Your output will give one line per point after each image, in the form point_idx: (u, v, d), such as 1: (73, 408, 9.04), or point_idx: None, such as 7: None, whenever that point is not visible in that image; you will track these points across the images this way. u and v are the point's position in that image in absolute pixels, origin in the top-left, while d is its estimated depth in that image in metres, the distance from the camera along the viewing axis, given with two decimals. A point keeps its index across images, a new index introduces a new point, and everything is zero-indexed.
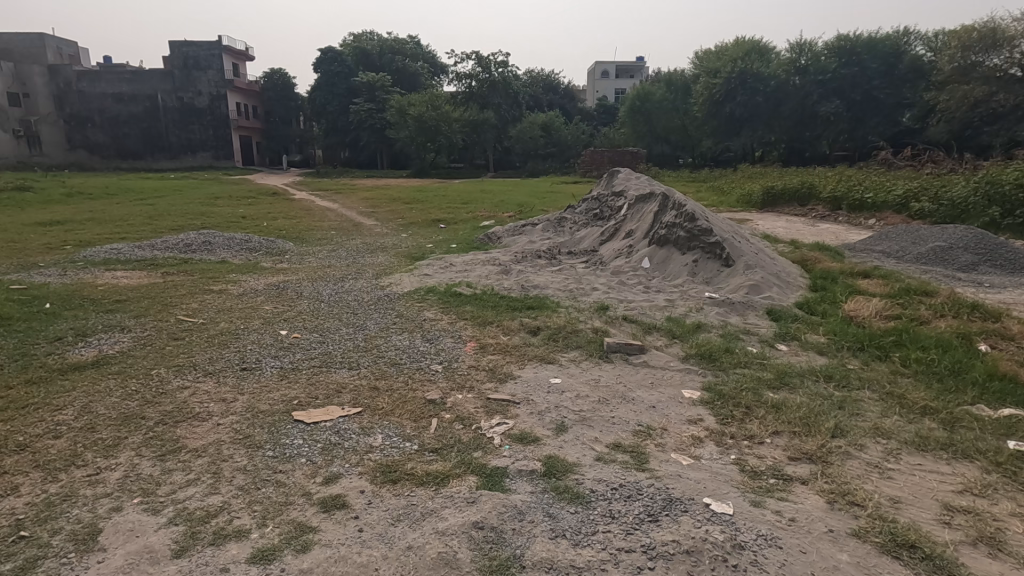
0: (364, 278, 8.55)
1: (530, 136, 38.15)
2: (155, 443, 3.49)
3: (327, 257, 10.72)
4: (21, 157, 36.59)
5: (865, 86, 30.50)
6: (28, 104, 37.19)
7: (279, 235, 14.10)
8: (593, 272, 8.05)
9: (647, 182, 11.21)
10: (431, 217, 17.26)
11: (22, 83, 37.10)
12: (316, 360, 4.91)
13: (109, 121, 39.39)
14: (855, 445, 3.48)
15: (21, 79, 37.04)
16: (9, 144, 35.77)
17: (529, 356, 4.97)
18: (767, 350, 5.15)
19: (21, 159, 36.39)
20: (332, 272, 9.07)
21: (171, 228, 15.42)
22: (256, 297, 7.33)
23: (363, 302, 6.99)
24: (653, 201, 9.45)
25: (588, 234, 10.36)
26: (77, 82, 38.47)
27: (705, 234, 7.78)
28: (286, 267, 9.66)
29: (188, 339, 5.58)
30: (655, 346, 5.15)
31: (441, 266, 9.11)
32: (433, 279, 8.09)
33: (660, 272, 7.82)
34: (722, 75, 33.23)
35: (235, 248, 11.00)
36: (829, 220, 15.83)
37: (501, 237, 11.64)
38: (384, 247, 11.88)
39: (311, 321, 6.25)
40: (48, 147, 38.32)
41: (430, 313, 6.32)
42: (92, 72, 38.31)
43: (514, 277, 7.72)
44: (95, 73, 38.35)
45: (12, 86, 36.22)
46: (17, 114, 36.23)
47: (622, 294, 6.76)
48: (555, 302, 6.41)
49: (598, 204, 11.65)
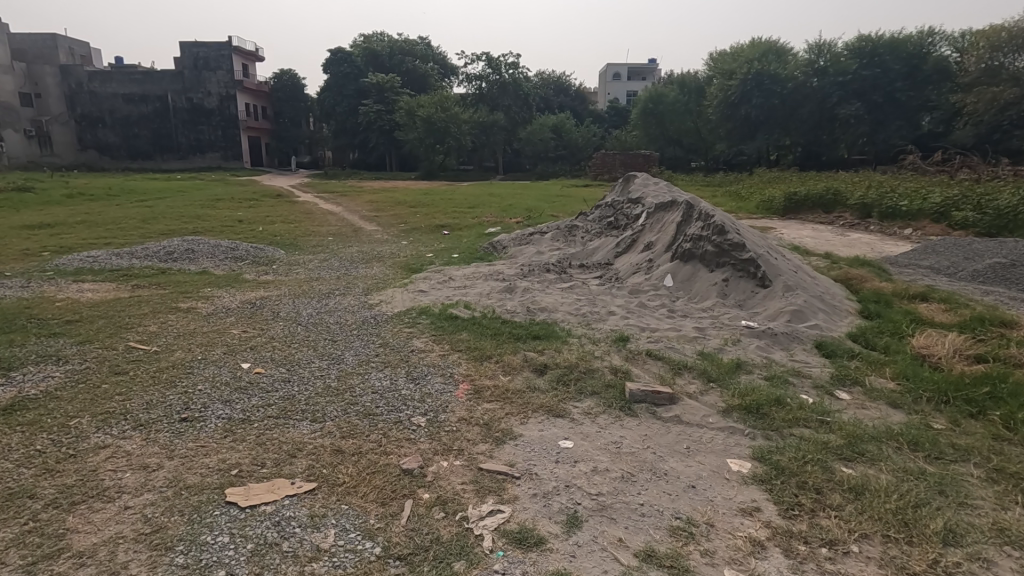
0: (353, 294, 7.69)
1: (539, 138, 37.33)
2: (30, 543, 2.65)
3: (318, 267, 9.90)
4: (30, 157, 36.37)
5: (887, 88, 29.27)
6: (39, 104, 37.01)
7: (271, 242, 13.28)
8: (607, 290, 7.16)
9: (667, 189, 10.26)
10: (435, 223, 16.42)
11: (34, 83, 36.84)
12: (274, 409, 4.03)
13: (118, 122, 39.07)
14: (979, 563, 2.53)
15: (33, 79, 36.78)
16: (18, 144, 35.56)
17: (535, 405, 4.06)
18: (826, 399, 4.19)
19: (32, 159, 36.05)
20: (319, 287, 8.20)
21: (162, 233, 14.67)
22: (227, 318, 6.47)
23: (347, 326, 6.12)
24: (675, 210, 8.54)
25: (602, 245, 9.47)
26: (89, 82, 38.18)
27: (737, 249, 6.84)
28: (272, 279, 8.81)
29: (131, 376, 4.73)
30: (687, 394, 4.22)
31: (439, 281, 8.25)
32: (428, 297, 7.22)
33: (683, 292, 6.91)
34: (738, 76, 32.36)
35: (220, 257, 10.21)
36: (858, 229, 14.80)
37: (508, 246, 10.77)
38: (381, 257, 11.03)
39: (281, 350, 5.39)
40: (59, 147, 37.98)
41: (420, 341, 5.44)
42: (103, 73, 38.00)
43: (517, 296, 6.82)
44: (106, 73, 38.03)
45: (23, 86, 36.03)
46: (29, 114, 35.93)
47: (643, 320, 5.83)
48: (565, 329, 5.50)
49: (613, 212, 10.72)
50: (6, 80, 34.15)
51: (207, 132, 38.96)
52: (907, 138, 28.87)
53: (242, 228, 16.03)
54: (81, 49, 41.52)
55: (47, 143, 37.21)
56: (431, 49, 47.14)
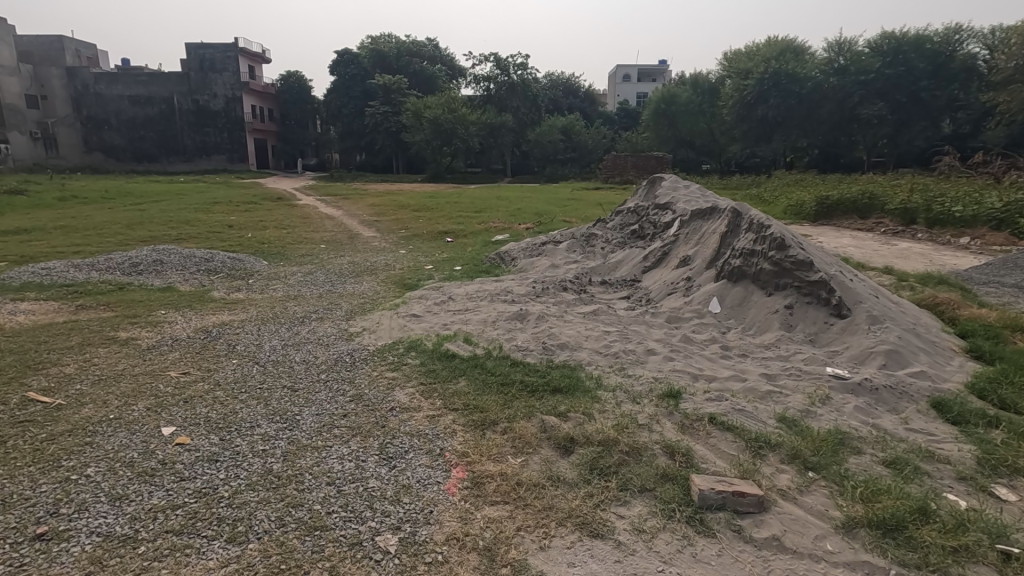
0: (336, 318, 6.46)
1: (549, 139, 36.04)
2: None
3: (300, 282, 8.69)
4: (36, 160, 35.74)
5: (912, 87, 27.52)
6: (45, 107, 36.43)
7: (255, 251, 12.08)
8: (640, 316, 5.90)
9: (701, 194, 8.92)
10: (438, 228, 15.20)
11: (40, 85, 36.15)
12: (178, 520, 2.75)
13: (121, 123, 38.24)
14: None
15: (39, 80, 36.12)
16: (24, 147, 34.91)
17: (560, 513, 2.76)
18: (991, 506, 2.84)
19: (37, 161, 35.36)
20: (295, 309, 6.93)
21: (141, 240, 13.52)
22: (169, 354, 5.17)
23: (314, 367, 4.84)
24: (714, 217, 7.26)
25: (628, 257, 8.22)
26: (95, 84, 37.32)
27: (803, 268, 5.53)
28: (245, 299, 7.55)
29: (3, 450, 3.44)
30: (783, 493, 2.90)
31: (437, 301, 7.00)
32: (422, 324, 5.95)
33: (734, 320, 5.65)
34: (754, 76, 30.94)
35: (190, 270, 9.00)
36: (904, 237, 13.40)
37: (518, 257, 9.49)
38: (374, 268, 9.79)
39: (226, 406, 4.12)
40: (64, 149, 37.29)
41: (405, 395, 4.17)
42: (109, 74, 37.09)
43: (530, 323, 5.56)
44: (111, 74, 37.17)
45: (29, 87, 35.41)
46: (34, 116, 35.31)
47: (694, 365, 4.54)
48: (596, 379, 4.24)
49: (638, 218, 9.42)
50: (11, 82, 33.43)
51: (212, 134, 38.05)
52: (933, 138, 27.31)
53: (230, 233, 14.92)
54: (87, 50, 40.74)
55: (52, 145, 36.55)
56: (438, 50, 46.01)
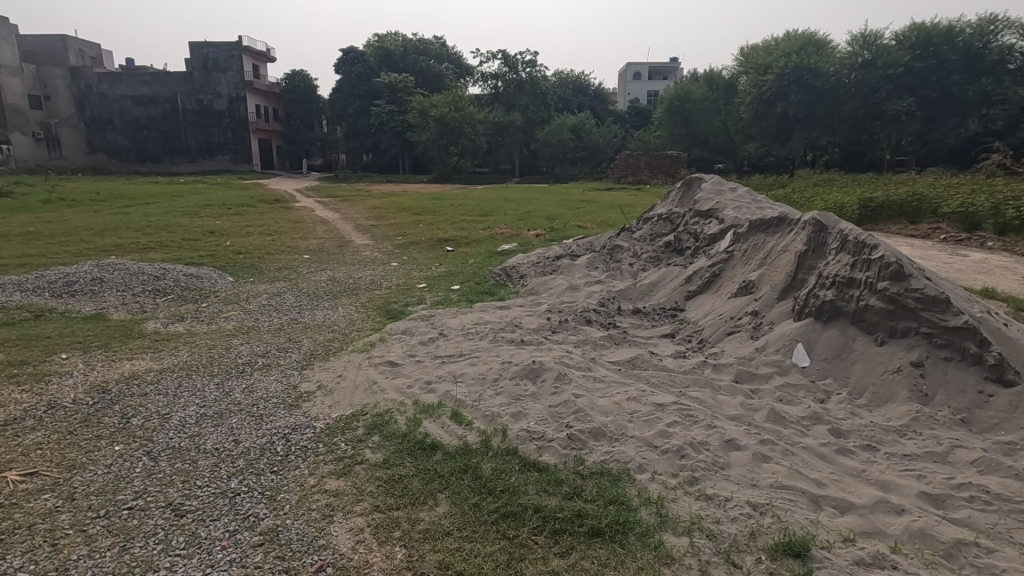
0: (290, 367, 4.88)
1: (559, 138, 34.37)
2: None
3: (265, 307, 7.11)
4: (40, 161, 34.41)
5: (943, 81, 25.60)
6: (49, 107, 35.16)
7: (226, 263, 10.57)
8: (697, 370, 4.30)
9: (752, 198, 7.30)
10: (438, 235, 13.63)
11: (43, 85, 34.85)
12: None
13: (127, 124, 36.84)
14: None
15: (43, 80, 34.89)
16: (27, 148, 33.55)
17: None
18: None
19: (39, 163, 34.02)
20: (240, 350, 5.35)
21: (104, 250, 12.06)
22: (26, 436, 3.57)
23: (222, 464, 3.23)
24: (782, 228, 5.63)
25: (665, 278, 6.64)
26: (98, 84, 36.10)
27: (936, 308, 3.90)
28: (184, 333, 5.98)
29: None
30: None
31: (425, 340, 5.41)
32: (398, 380, 4.36)
33: (833, 378, 4.04)
34: (773, 71, 28.95)
35: (134, 292, 7.48)
36: (970, 245, 11.71)
37: (529, 275, 7.89)
38: (359, 287, 8.22)
39: (56, 555, 2.52)
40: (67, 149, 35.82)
41: (348, 534, 2.57)
42: (112, 73, 35.86)
43: (546, 387, 3.92)
44: (114, 74, 35.88)
45: (33, 88, 34.17)
46: (37, 117, 34.10)
47: (806, 474, 2.90)
48: (657, 509, 2.62)
49: (672, 227, 7.82)
50: (12, 81, 32.19)
51: (216, 134, 36.71)
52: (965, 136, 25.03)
53: (209, 241, 13.47)
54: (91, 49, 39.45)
55: (55, 146, 35.20)
56: (445, 49, 44.38)
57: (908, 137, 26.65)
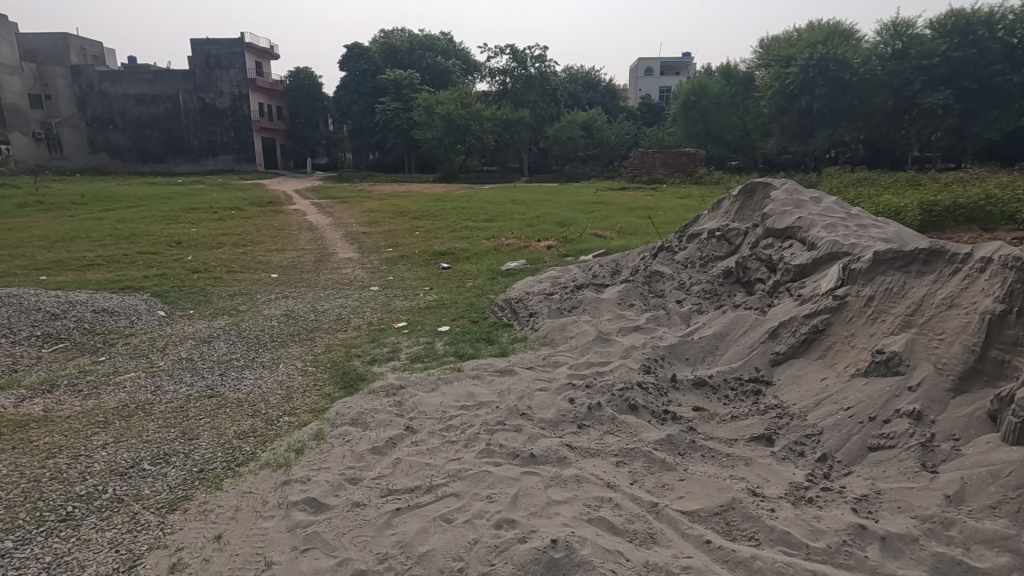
0: (148, 508, 2.95)
1: (568, 136, 32.22)
2: None
3: (180, 366, 5.12)
4: (41, 162, 32.36)
5: (983, 72, 23.10)
6: (50, 107, 33.29)
7: (173, 286, 8.81)
8: (856, 551, 2.37)
9: (845, 213, 5.33)
10: (435, 247, 11.72)
11: (44, 84, 33.10)
12: None
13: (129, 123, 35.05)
14: None
15: (43, 79, 33.09)
16: (27, 148, 31.54)
17: None
18: None
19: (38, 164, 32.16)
20: (93, 460, 3.44)
21: (39, 266, 10.34)
22: None
23: None
24: (933, 266, 3.66)
25: (734, 326, 4.63)
26: (100, 82, 34.27)
27: None
28: (36, 418, 4.06)
29: None
30: None
31: (384, 445, 3.46)
32: (307, 561, 2.49)
33: None
34: (797, 64, 26.32)
35: (14, 341, 5.58)
36: None
37: (541, 313, 5.93)
38: (316, 328, 6.27)
39: None
40: (70, 150, 34.17)
41: None
42: (113, 72, 34.21)
43: None
44: (117, 72, 34.22)
45: (33, 87, 32.33)
46: (37, 116, 32.28)
47: None
48: None
49: (731, 248, 5.83)
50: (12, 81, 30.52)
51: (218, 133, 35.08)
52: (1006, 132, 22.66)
53: (169, 255, 11.66)
54: (95, 49, 37.28)
55: (56, 146, 33.34)
56: (452, 44, 42.48)
57: (939, 133, 24.33)
